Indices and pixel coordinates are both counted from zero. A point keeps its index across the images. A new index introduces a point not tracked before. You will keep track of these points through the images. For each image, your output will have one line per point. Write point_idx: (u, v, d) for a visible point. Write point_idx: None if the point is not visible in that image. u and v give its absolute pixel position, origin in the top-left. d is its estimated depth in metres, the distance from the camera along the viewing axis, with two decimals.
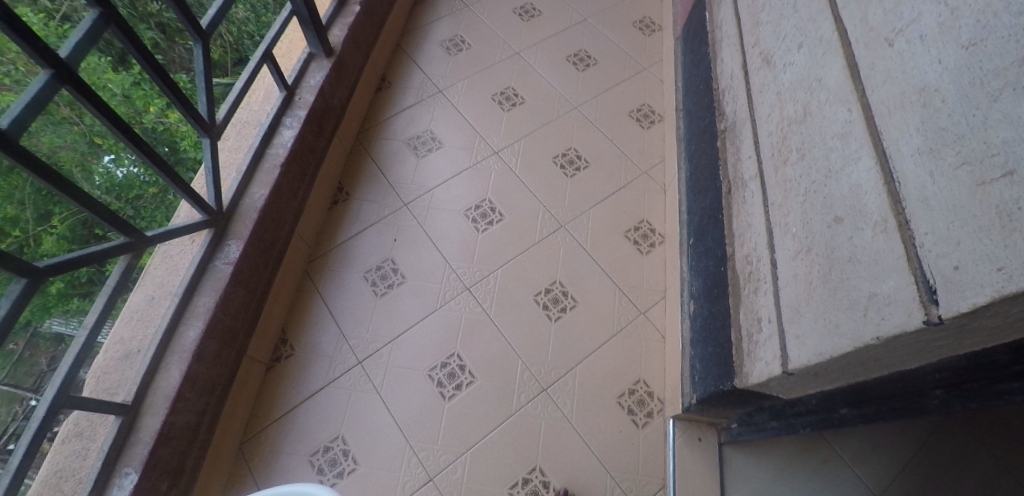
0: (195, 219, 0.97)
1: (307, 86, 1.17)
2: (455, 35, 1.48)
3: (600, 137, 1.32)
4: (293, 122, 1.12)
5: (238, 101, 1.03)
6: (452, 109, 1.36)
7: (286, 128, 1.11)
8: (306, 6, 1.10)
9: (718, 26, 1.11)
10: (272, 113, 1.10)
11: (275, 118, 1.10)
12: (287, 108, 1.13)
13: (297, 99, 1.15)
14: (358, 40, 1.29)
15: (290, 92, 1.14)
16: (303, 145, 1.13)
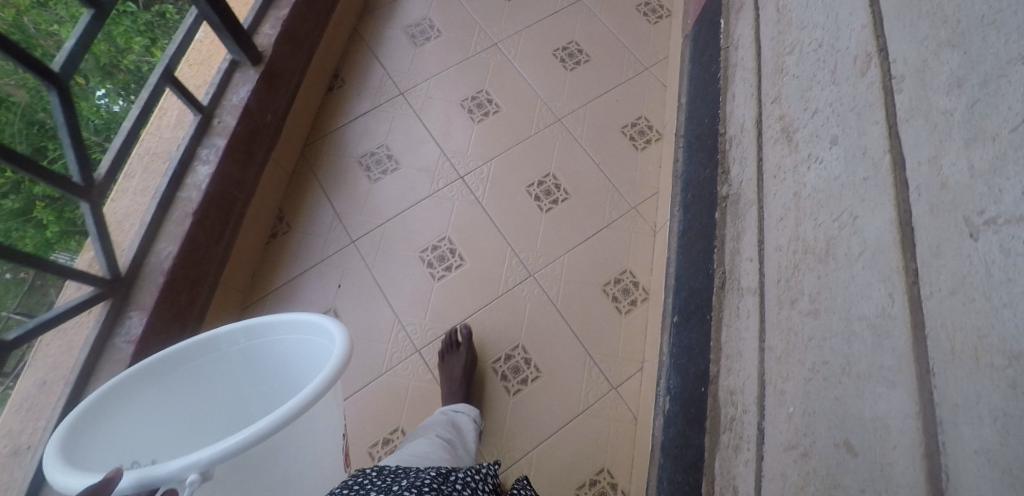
0: (89, 289, 0.77)
1: (229, 106, 0.94)
2: (425, 17, 1.22)
3: (585, 161, 1.10)
4: (210, 154, 0.91)
5: (130, 141, 0.83)
6: (413, 118, 1.13)
7: (200, 163, 0.90)
8: (214, 9, 0.87)
9: (735, 49, 0.87)
10: (183, 145, 0.89)
11: (187, 152, 0.89)
12: (203, 136, 0.92)
13: (215, 124, 0.93)
14: (295, 35, 1.04)
15: (207, 115, 0.93)
16: (225, 181, 0.92)
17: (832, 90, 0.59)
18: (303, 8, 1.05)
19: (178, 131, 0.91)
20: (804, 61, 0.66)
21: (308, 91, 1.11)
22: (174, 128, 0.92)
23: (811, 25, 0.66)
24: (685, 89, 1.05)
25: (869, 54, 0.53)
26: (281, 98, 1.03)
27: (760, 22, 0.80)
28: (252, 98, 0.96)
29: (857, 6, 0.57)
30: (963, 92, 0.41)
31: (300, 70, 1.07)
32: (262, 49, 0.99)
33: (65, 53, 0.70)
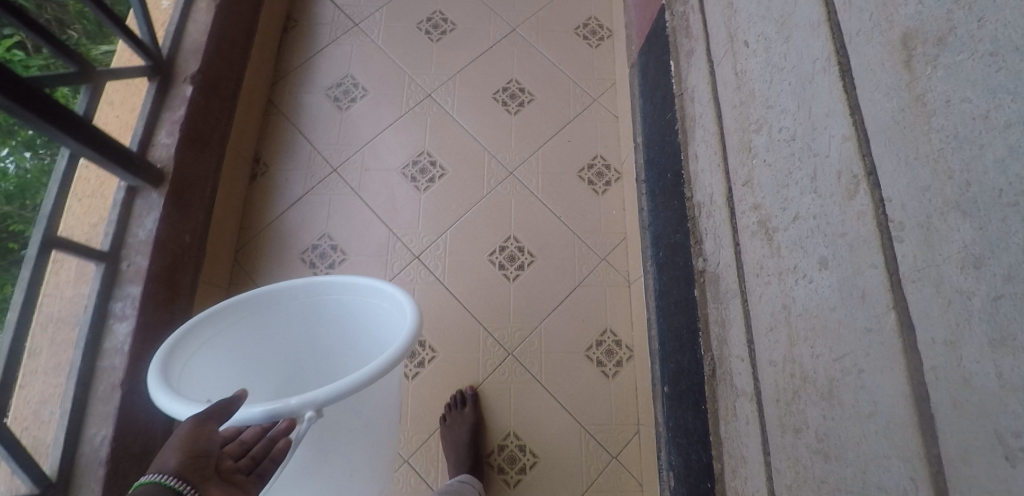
0: None
1: (136, 244, 0.84)
2: (346, 76, 1.12)
3: (547, 217, 1.04)
4: (126, 307, 0.81)
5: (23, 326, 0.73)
6: (352, 196, 1.05)
7: (116, 320, 0.81)
8: (96, 150, 0.75)
9: (692, 102, 0.81)
10: (91, 307, 0.79)
11: (98, 311, 0.80)
12: (112, 287, 0.82)
13: (123, 269, 0.83)
14: (199, 136, 0.94)
15: (112, 261, 0.83)
16: (153, 329, 0.84)
17: (814, 200, 0.53)
18: (201, 100, 0.93)
19: (82, 284, 0.81)
20: (776, 150, 0.59)
21: (229, 186, 1.02)
22: (76, 282, 0.81)
23: (780, 107, 0.59)
24: (639, 129, 1.01)
25: (856, 176, 0.47)
26: (198, 210, 0.94)
27: (716, 79, 0.74)
28: (162, 227, 0.87)
29: (835, 109, 0.50)
30: (984, 277, 0.36)
31: (216, 169, 0.98)
32: (161, 164, 0.88)
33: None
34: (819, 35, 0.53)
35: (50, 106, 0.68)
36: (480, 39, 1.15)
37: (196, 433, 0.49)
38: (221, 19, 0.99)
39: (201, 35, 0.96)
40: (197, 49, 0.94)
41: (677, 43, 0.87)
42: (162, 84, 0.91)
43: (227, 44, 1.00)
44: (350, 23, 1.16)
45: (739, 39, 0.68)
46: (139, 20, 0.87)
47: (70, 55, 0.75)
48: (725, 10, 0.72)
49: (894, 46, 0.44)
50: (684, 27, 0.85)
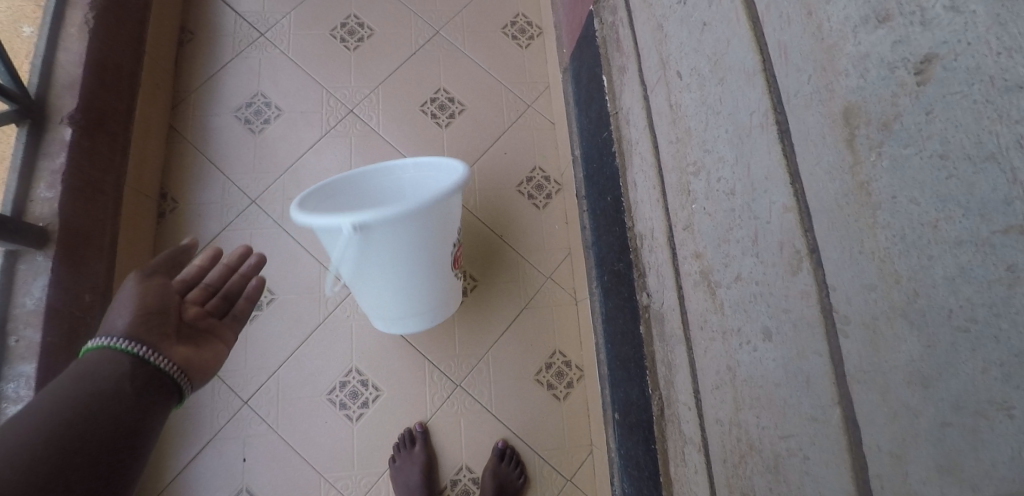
0: None
1: (22, 314, 0.78)
2: (255, 94, 1.06)
3: (487, 237, 1.03)
4: (20, 388, 0.76)
5: None
6: (277, 229, 1.02)
7: (10, 402, 0.76)
8: None
9: (628, 126, 0.77)
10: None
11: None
12: (3, 366, 0.77)
13: (13, 345, 0.77)
14: (87, 184, 0.86)
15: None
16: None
17: (756, 265, 0.49)
18: (86, 143, 0.86)
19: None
20: (716, 201, 0.55)
21: (135, 230, 0.95)
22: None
23: (717, 154, 0.55)
24: (576, 140, 0.99)
25: (799, 252, 0.44)
26: (99, 266, 0.87)
27: (651, 108, 0.70)
28: (54, 291, 0.80)
29: (775, 173, 0.46)
30: (931, 399, 0.33)
31: (113, 216, 0.90)
32: (44, 222, 0.81)
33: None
34: (756, 85, 0.49)
35: None
36: (404, 44, 1.11)
37: (143, 291, 0.53)
38: (99, 44, 0.89)
39: (75, 65, 0.86)
40: (72, 83, 0.85)
41: (609, 57, 0.84)
42: (36, 128, 0.83)
43: (110, 71, 0.91)
44: (254, 33, 1.09)
45: (674, 69, 0.64)
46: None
47: None
48: (656, 32, 0.69)
49: (836, 120, 0.40)
50: (615, 41, 0.82)
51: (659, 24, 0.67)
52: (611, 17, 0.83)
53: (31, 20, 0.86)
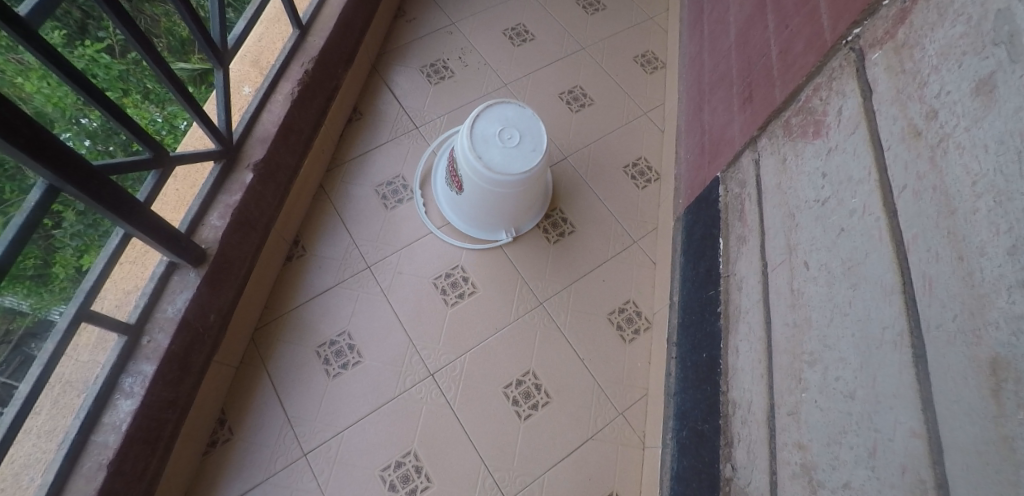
0: None
1: (161, 320, 0.87)
2: (396, 176, 1.22)
3: (570, 357, 1.06)
4: (134, 384, 0.84)
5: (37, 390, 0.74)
6: (381, 298, 1.10)
7: (121, 395, 0.83)
8: (147, 233, 0.81)
9: (737, 294, 0.81)
10: (102, 376, 0.81)
11: (107, 383, 0.82)
12: (129, 359, 0.85)
13: (143, 344, 0.86)
14: (247, 220, 1.00)
15: (134, 335, 0.85)
16: (155, 408, 0.86)
17: (870, 477, 0.50)
18: (258, 186, 1.01)
19: (99, 352, 0.81)
20: (831, 398, 0.57)
21: (264, 265, 1.07)
22: (93, 347, 0.81)
23: (839, 353, 0.58)
24: (676, 287, 1.03)
25: (925, 483, 0.45)
26: (230, 290, 0.98)
27: (770, 285, 0.73)
28: (191, 307, 0.90)
29: (906, 396, 0.48)
30: None
31: (254, 250, 1.03)
32: (206, 245, 0.94)
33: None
34: (893, 302, 0.52)
35: (113, 194, 0.73)
36: None
37: None
38: (293, 112, 1.08)
39: (273, 125, 1.05)
40: (265, 138, 1.03)
41: (728, 222, 0.89)
42: (226, 166, 0.99)
43: (293, 133, 1.09)
44: (410, 125, 1.27)
45: (801, 259, 0.68)
46: (218, 109, 0.96)
47: (147, 141, 0.81)
48: (785, 218, 0.73)
49: (982, 368, 0.42)
50: (738, 211, 0.86)
51: (792, 212, 0.72)
52: (738, 189, 0.88)
53: (251, 82, 1.05)
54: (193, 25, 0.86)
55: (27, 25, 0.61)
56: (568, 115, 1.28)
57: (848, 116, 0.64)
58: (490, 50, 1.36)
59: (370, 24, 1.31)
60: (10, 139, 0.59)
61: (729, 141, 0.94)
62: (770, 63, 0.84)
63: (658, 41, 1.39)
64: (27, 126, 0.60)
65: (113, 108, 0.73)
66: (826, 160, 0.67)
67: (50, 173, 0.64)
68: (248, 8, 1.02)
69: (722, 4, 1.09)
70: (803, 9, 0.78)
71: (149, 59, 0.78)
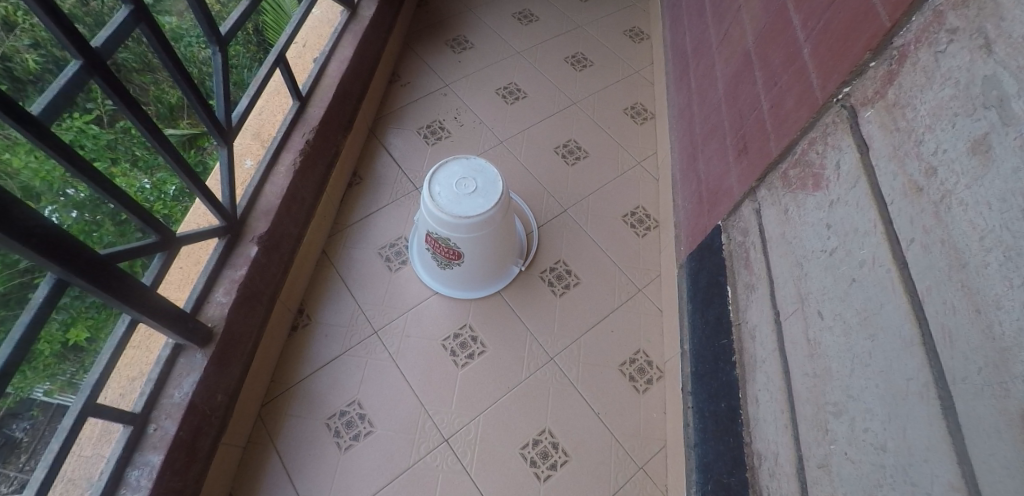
0: None
1: (168, 406, 0.86)
2: (398, 237, 1.23)
3: (585, 412, 1.06)
4: (142, 477, 0.82)
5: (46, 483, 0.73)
6: (390, 364, 1.10)
7: (128, 490, 0.81)
8: (151, 315, 0.80)
9: (750, 343, 0.83)
10: (107, 471, 0.80)
11: (113, 478, 0.80)
12: (134, 449, 0.84)
13: (149, 432, 0.85)
14: (252, 293, 1.00)
15: (140, 424, 0.84)
16: None
17: None
18: (262, 259, 1.02)
19: (103, 444, 0.81)
20: (860, 449, 0.58)
21: (270, 338, 1.07)
22: (97, 440, 0.80)
23: (863, 404, 0.59)
24: (686, 336, 1.04)
25: None
26: (236, 369, 0.97)
27: (784, 334, 0.75)
28: (198, 390, 0.89)
29: (938, 448, 0.49)
30: None
31: (260, 324, 1.03)
32: (212, 322, 0.93)
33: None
34: (914, 354, 0.53)
35: (121, 282, 0.74)
36: (537, 216, 1.25)
37: None
38: (295, 182, 1.10)
39: (276, 197, 1.06)
40: (269, 210, 1.05)
41: (735, 270, 0.91)
42: (230, 241, 1.00)
43: (296, 203, 1.11)
44: (411, 186, 1.30)
45: (813, 309, 0.69)
46: (222, 184, 0.97)
47: (155, 225, 0.82)
48: (792, 267, 0.75)
49: (1014, 420, 0.43)
50: (743, 259, 0.88)
51: (799, 262, 0.74)
52: (741, 237, 0.90)
53: (253, 155, 1.07)
54: (194, 97, 0.87)
55: (43, 123, 0.62)
56: (563, 168, 1.31)
57: (847, 170, 0.66)
58: (484, 109, 1.40)
59: (367, 91, 1.35)
60: (20, 240, 0.59)
61: (727, 191, 0.96)
62: (762, 117, 0.88)
63: (645, 93, 1.44)
64: (38, 225, 0.61)
65: (122, 196, 0.74)
66: (828, 212, 0.69)
67: (59, 268, 0.65)
68: (251, 85, 1.05)
69: (707, 59, 1.14)
70: (790, 68, 0.82)
71: (157, 142, 0.80)
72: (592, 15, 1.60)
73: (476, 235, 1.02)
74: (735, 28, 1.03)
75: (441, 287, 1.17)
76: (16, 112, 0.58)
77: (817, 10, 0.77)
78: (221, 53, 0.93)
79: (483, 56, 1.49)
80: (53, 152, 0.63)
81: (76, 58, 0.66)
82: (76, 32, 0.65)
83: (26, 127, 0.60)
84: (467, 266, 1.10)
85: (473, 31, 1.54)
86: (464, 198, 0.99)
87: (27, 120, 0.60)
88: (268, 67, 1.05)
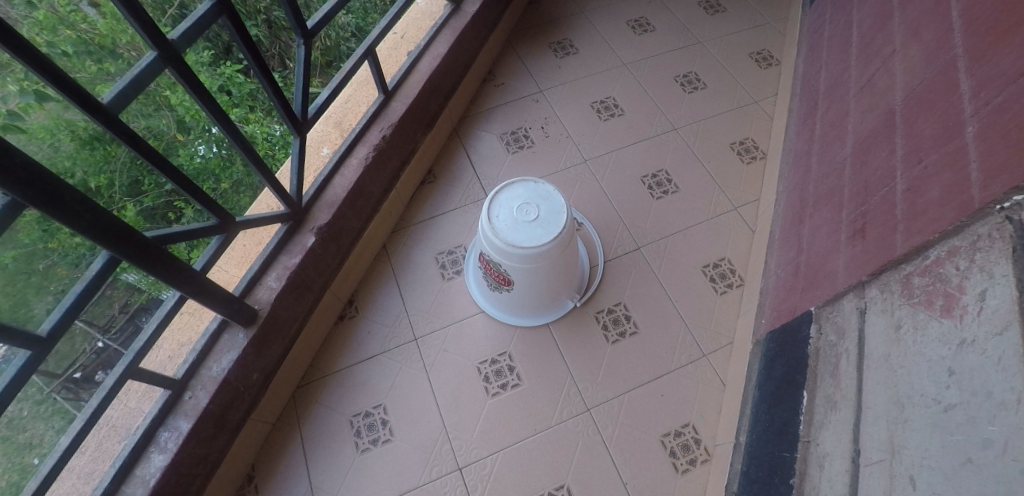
0: None
1: (205, 378, 0.86)
2: (459, 245, 1.17)
3: (611, 478, 0.94)
4: (169, 440, 0.82)
5: (83, 433, 0.75)
6: (424, 375, 1.04)
7: (156, 450, 0.81)
8: (195, 296, 0.79)
9: (819, 474, 0.68)
10: (142, 427, 0.81)
11: (145, 435, 0.81)
12: (169, 412, 0.84)
13: (184, 399, 0.85)
14: (302, 281, 0.98)
15: (178, 389, 0.84)
16: (185, 464, 0.83)
17: None
18: (318, 249, 1.00)
19: (145, 401, 0.83)
20: None
21: (315, 325, 1.05)
22: (141, 394, 0.84)
23: None
24: (744, 426, 0.90)
25: None
26: (273, 351, 0.96)
27: (860, 483, 0.60)
28: (234, 368, 0.88)
29: None
30: None
31: (305, 312, 1.01)
32: (258, 305, 0.92)
33: (49, 321, 0.64)
34: None
35: (170, 264, 0.72)
36: (607, 250, 1.13)
37: None
38: (364, 176, 1.07)
39: (343, 188, 1.03)
40: (333, 201, 1.02)
41: (818, 375, 0.75)
42: (292, 227, 0.98)
43: (362, 197, 1.08)
44: (483, 193, 1.23)
45: (904, 472, 0.54)
46: (291, 174, 0.97)
47: (215, 209, 0.81)
48: (891, 405, 0.60)
49: None
50: (831, 365, 0.73)
51: (900, 403, 0.58)
52: (834, 337, 0.74)
53: (330, 144, 1.06)
54: (271, 90, 0.85)
55: (110, 111, 0.62)
56: (647, 202, 1.18)
57: (995, 308, 0.50)
58: (574, 121, 1.29)
59: (459, 87, 1.29)
60: (66, 222, 0.58)
61: (831, 275, 0.79)
62: (892, 198, 0.70)
63: (761, 128, 1.26)
64: (89, 210, 0.59)
65: (186, 182, 0.73)
66: (955, 353, 0.53)
67: (109, 249, 0.63)
68: (336, 76, 1.02)
69: (841, 104, 0.94)
70: (940, 146, 0.64)
71: (227, 130, 0.78)
72: (717, 31, 1.42)
73: (534, 266, 0.93)
74: (883, 76, 0.83)
75: (490, 306, 1.09)
76: (83, 97, 0.57)
77: (993, 81, 0.58)
78: (305, 46, 0.92)
79: (585, 63, 1.37)
80: (117, 136, 0.63)
81: (153, 49, 0.65)
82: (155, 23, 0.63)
83: (91, 112, 0.59)
84: (521, 294, 1.01)
85: (580, 34, 1.43)
86: (525, 227, 0.90)
87: (92, 106, 0.59)
88: (357, 59, 1.02)
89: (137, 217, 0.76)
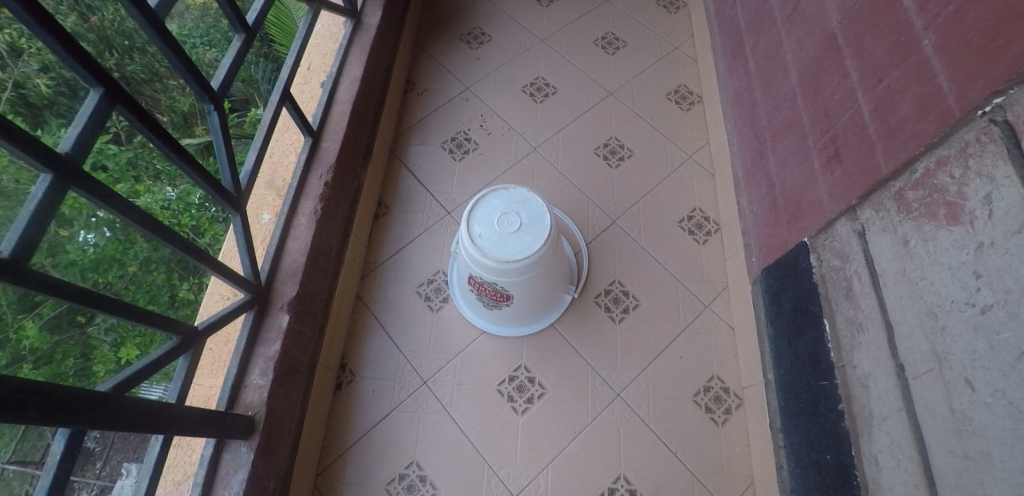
0: None
1: None
2: (436, 272, 1.12)
3: (659, 451, 0.96)
4: None
5: None
6: (446, 417, 1.00)
7: None
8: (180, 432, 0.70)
9: (866, 396, 0.71)
10: None
11: None
12: None
13: None
14: (290, 365, 0.90)
15: None
16: None
17: None
18: (296, 326, 0.92)
19: None
20: None
21: (316, 403, 0.98)
22: None
23: None
24: (768, 364, 0.93)
25: None
26: (285, 448, 0.89)
27: (914, 398, 0.64)
28: (249, 485, 0.80)
29: None
30: None
31: (303, 395, 0.94)
32: (252, 409, 0.84)
33: None
34: None
35: (144, 410, 0.63)
36: (585, 232, 1.12)
37: None
38: (320, 231, 0.99)
39: (301, 252, 0.95)
40: (296, 270, 0.94)
41: (831, 301, 0.79)
42: (259, 312, 0.90)
43: (323, 254, 1.00)
44: (444, 210, 1.17)
45: (958, 376, 0.58)
46: (242, 253, 0.86)
47: (171, 325, 0.72)
48: (924, 317, 0.63)
49: None
50: (843, 289, 0.76)
51: (933, 315, 0.61)
52: (837, 262, 0.77)
53: (269, 208, 1.01)
54: (198, 176, 0.74)
55: (17, 263, 0.51)
56: (606, 173, 1.17)
57: (1007, 209, 0.52)
58: (511, 111, 1.25)
59: (384, 108, 1.21)
60: (13, 417, 0.48)
61: (817, 204, 0.82)
62: (861, 119, 0.73)
63: (690, 72, 1.28)
64: (32, 391, 0.50)
65: (129, 310, 0.64)
66: (975, 257, 0.56)
67: (68, 424, 0.54)
68: (256, 136, 0.92)
69: (771, 35, 0.97)
70: (900, 61, 0.66)
71: (161, 236, 0.68)
72: None
73: (530, 274, 0.91)
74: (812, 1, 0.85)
75: (489, 325, 1.06)
76: None
77: None
78: (218, 111, 0.81)
79: (503, 49, 1.33)
80: (33, 289, 0.53)
81: (45, 172, 0.54)
82: (42, 144, 0.53)
83: None
84: (522, 303, 0.99)
85: (488, 20, 1.38)
86: (512, 238, 0.87)
87: None
88: (274, 110, 0.93)
89: (40, 331, 0.72)
